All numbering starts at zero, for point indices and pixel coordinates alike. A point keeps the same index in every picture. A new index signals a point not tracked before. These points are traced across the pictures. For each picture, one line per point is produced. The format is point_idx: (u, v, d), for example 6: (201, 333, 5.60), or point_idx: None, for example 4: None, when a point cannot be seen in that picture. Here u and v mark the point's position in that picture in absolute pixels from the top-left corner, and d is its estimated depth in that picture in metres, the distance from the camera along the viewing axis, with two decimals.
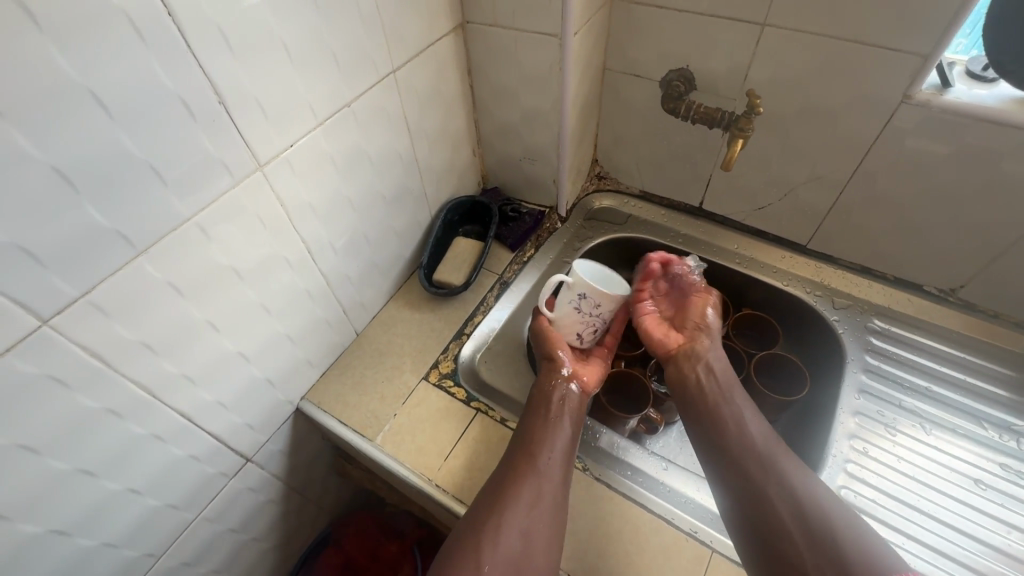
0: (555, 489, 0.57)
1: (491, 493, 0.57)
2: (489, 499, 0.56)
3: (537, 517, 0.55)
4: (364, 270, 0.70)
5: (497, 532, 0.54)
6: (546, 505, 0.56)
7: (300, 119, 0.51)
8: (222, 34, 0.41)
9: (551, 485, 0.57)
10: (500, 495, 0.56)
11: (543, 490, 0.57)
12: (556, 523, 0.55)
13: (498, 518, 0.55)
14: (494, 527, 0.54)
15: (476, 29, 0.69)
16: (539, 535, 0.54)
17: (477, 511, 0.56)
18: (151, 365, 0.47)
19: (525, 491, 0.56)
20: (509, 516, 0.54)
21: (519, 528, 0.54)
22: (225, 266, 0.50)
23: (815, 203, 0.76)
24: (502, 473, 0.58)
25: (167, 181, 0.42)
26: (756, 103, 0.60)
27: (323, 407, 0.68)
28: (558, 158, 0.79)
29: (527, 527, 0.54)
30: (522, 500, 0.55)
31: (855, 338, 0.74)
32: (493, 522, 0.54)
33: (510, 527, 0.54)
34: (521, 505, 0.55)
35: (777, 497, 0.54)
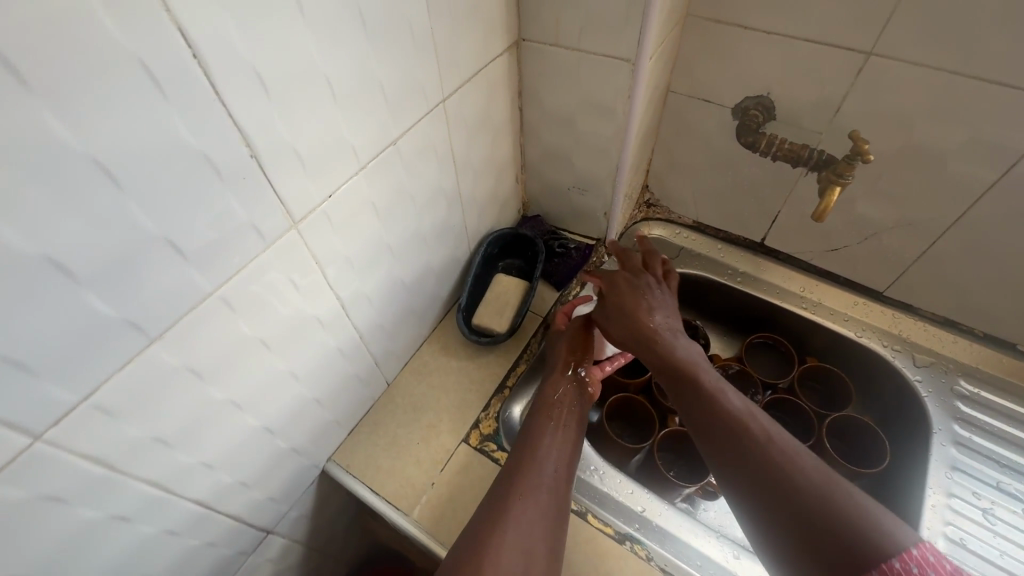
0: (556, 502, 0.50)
1: (486, 510, 0.49)
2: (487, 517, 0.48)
3: (539, 535, 0.47)
4: (399, 317, 0.62)
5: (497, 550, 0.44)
6: (545, 519, 0.48)
7: (342, 165, 0.43)
8: (257, 77, 0.33)
9: (551, 498, 0.50)
10: (500, 508, 0.48)
11: (542, 503, 0.49)
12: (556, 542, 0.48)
13: (499, 534, 0.46)
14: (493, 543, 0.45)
15: (532, 48, 0.60)
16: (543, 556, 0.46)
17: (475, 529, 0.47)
18: (163, 459, 0.40)
19: (525, 504, 0.49)
20: (512, 531, 0.46)
21: (523, 545, 0.45)
22: (251, 338, 0.42)
23: (900, 249, 0.68)
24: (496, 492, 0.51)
25: (187, 255, 0.34)
26: (865, 149, 0.52)
27: (351, 471, 0.61)
28: (612, 190, 0.71)
29: (527, 546, 0.45)
30: (524, 513, 0.48)
31: (941, 404, 0.66)
32: (492, 538, 0.45)
33: (513, 544, 0.45)
34: (525, 514, 0.48)
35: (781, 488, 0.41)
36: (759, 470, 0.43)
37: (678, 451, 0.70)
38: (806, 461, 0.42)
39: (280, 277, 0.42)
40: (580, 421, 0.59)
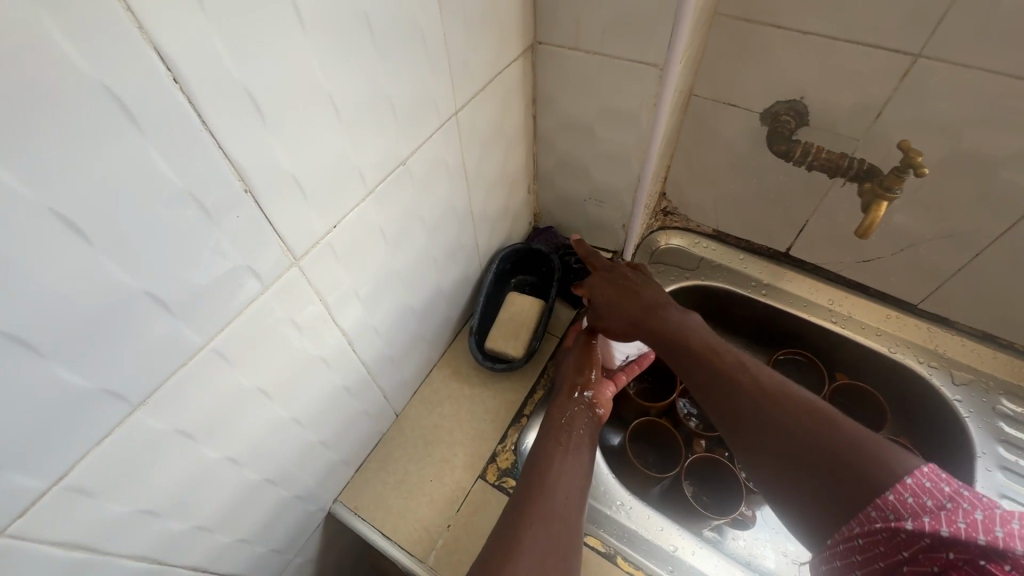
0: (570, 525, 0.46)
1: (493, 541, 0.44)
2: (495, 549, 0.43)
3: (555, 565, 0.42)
4: (408, 344, 0.58)
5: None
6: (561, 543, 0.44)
7: (348, 191, 0.38)
8: (251, 100, 0.28)
9: (565, 521, 0.46)
10: (508, 537, 0.44)
11: (555, 526, 0.45)
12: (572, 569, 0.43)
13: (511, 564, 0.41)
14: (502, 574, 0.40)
15: (549, 51, 0.55)
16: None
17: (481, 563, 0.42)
18: (151, 530, 0.35)
19: (535, 529, 0.44)
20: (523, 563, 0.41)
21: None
22: (249, 388, 0.38)
23: (939, 262, 0.64)
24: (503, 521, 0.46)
25: (173, 308, 0.30)
26: (918, 161, 0.47)
27: (361, 513, 0.56)
28: (632, 202, 0.67)
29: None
30: (534, 541, 0.43)
31: (984, 425, 0.63)
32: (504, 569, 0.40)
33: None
34: (536, 539, 0.43)
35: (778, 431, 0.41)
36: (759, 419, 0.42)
37: (704, 477, 0.67)
38: (800, 404, 0.42)
39: (280, 319, 0.38)
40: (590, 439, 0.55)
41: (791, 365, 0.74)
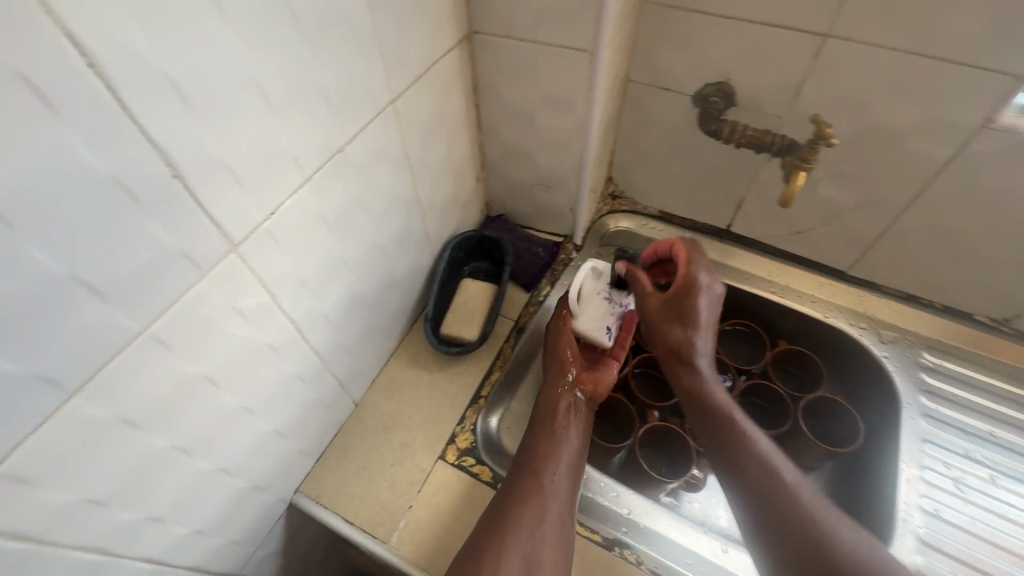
0: (561, 508, 0.52)
1: (487, 521, 0.52)
2: (489, 532, 0.51)
3: (544, 545, 0.50)
4: (362, 333, 0.59)
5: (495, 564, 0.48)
6: (554, 526, 0.51)
7: (284, 178, 0.39)
8: (175, 89, 0.29)
9: (559, 506, 0.53)
10: (499, 522, 0.51)
11: (549, 513, 0.52)
12: (565, 549, 0.51)
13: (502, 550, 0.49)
14: (492, 560, 0.48)
15: (485, 41, 0.57)
16: (545, 562, 0.49)
17: (477, 541, 0.50)
18: (100, 521, 0.35)
19: (525, 515, 0.51)
20: (510, 544, 0.49)
21: (520, 557, 0.49)
22: (195, 376, 0.38)
23: (862, 230, 0.69)
24: (498, 502, 0.53)
25: (105, 294, 0.30)
26: (828, 133, 0.51)
27: (323, 502, 0.57)
28: (577, 185, 0.69)
29: (527, 557, 0.49)
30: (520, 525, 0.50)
31: (907, 377, 0.68)
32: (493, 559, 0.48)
33: (510, 558, 0.49)
34: (526, 522, 0.51)
35: (792, 516, 0.48)
36: (775, 500, 0.49)
37: (659, 445, 0.69)
38: (791, 494, 0.50)
39: (221, 308, 0.38)
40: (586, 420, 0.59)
41: (735, 336, 0.78)
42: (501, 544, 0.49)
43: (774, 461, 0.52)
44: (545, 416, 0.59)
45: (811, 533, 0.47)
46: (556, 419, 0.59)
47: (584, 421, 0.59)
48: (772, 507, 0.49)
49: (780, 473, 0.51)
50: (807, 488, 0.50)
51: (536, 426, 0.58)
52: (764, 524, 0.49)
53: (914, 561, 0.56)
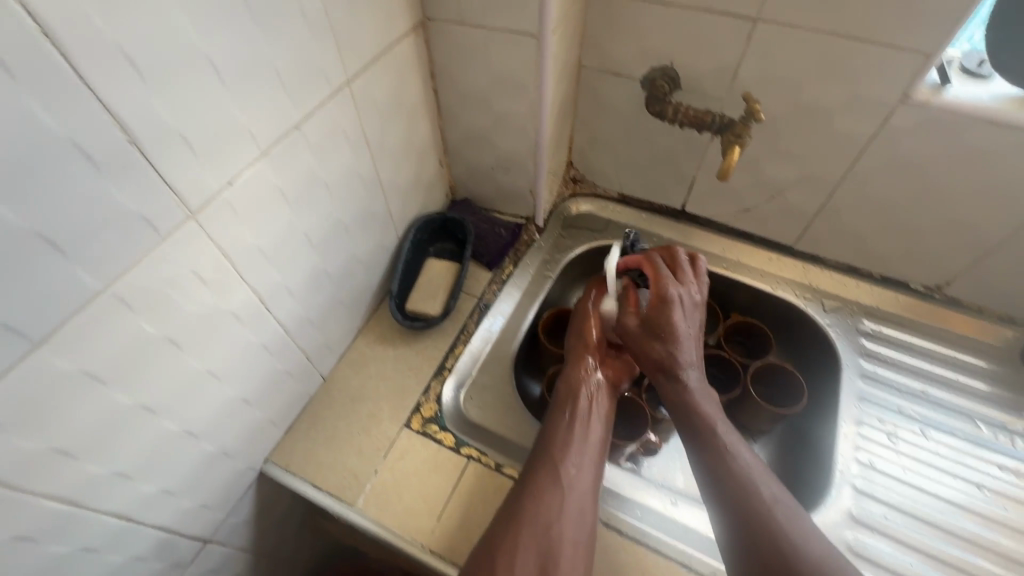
0: (582, 500, 0.53)
1: (505, 510, 0.52)
2: (505, 524, 0.51)
3: (563, 536, 0.50)
4: (328, 308, 0.61)
5: (511, 558, 0.48)
6: (573, 519, 0.51)
7: (240, 151, 0.42)
8: (128, 61, 0.32)
9: (579, 498, 0.53)
10: (516, 511, 0.51)
11: (569, 506, 0.52)
12: (587, 542, 0.51)
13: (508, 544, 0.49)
14: (507, 553, 0.48)
15: (439, 28, 0.60)
16: (562, 555, 0.49)
17: (491, 533, 0.50)
18: (69, 472, 0.38)
19: (544, 505, 0.51)
20: (525, 534, 0.49)
21: (538, 548, 0.49)
22: (159, 337, 0.41)
23: (803, 205, 0.73)
24: (517, 491, 0.53)
25: (67, 251, 0.33)
26: (757, 109, 0.55)
27: (291, 470, 0.59)
28: (535, 167, 0.72)
29: (544, 548, 0.49)
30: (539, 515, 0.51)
31: (848, 342, 0.73)
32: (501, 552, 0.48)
33: (525, 551, 0.49)
34: (541, 515, 0.51)
35: (765, 532, 0.46)
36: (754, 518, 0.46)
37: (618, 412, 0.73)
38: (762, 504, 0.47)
39: (181, 272, 0.41)
40: (606, 410, 0.60)
41: None
42: (518, 534, 0.49)
43: (757, 475, 0.49)
44: (564, 403, 0.60)
45: (784, 551, 0.44)
46: (578, 410, 0.59)
47: (605, 410, 0.60)
48: (748, 523, 0.46)
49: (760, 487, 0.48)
50: (784, 505, 0.47)
51: (557, 417, 0.59)
52: (737, 540, 0.47)
53: (849, 508, 0.60)
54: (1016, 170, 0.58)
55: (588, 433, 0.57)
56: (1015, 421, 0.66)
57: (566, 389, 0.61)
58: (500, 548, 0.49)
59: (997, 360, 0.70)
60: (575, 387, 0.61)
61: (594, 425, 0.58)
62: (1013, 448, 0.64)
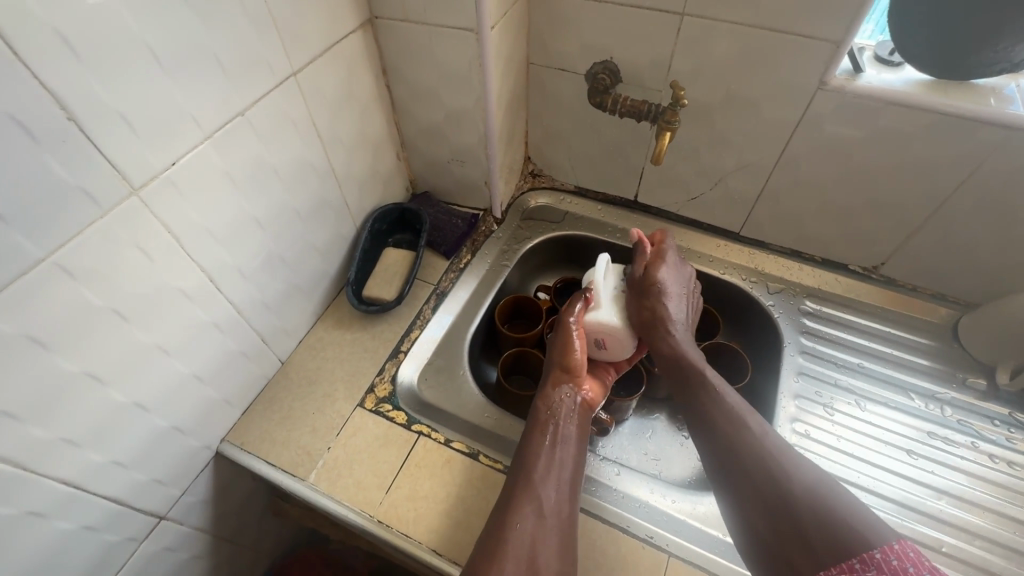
0: (563, 529, 0.50)
1: (482, 545, 0.48)
2: (483, 557, 0.47)
3: (548, 565, 0.47)
4: (283, 293, 0.64)
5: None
6: (557, 547, 0.48)
7: (182, 133, 0.45)
8: (64, 41, 0.35)
9: (561, 526, 0.50)
10: (498, 540, 0.48)
11: (551, 533, 0.49)
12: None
13: (505, 541, 0.48)
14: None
15: (387, 25, 0.64)
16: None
17: (472, 566, 0.46)
18: (13, 434, 0.40)
19: (527, 533, 0.48)
20: (510, 564, 0.46)
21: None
22: (103, 308, 0.43)
23: (744, 191, 0.77)
24: (496, 520, 0.50)
25: (7, 218, 0.35)
26: (681, 95, 0.60)
27: (246, 449, 0.61)
28: (487, 159, 0.76)
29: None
30: (523, 543, 0.47)
31: (789, 321, 0.76)
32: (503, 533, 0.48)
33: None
34: (525, 543, 0.48)
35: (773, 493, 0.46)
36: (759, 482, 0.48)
37: None
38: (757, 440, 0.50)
39: (126, 246, 0.43)
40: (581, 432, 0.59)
41: None
42: (501, 564, 0.45)
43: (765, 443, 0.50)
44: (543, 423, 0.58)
45: (791, 509, 0.45)
46: (557, 432, 0.57)
47: (582, 435, 0.59)
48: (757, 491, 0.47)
49: (762, 449, 0.50)
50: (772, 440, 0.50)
51: (536, 439, 0.57)
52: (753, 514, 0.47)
53: None
54: (927, 149, 0.62)
55: (569, 456, 0.56)
56: (946, 392, 0.69)
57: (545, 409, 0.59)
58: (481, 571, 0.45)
59: (931, 335, 0.74)
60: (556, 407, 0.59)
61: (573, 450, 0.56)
62: (943, 416, 0.67)
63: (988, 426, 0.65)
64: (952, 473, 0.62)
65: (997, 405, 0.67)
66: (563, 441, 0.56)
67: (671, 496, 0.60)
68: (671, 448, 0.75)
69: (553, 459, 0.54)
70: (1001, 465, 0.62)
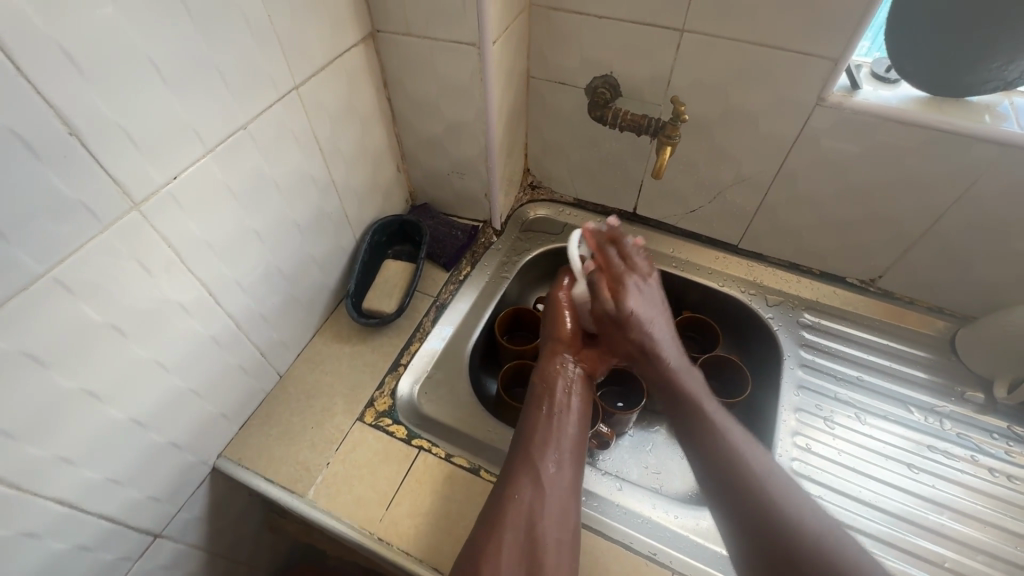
0: (561, 499, 0.53)
1: (487, 512, 0.52)
2: (485, 527, 0.51)
3: (547, 532, 0.50)
4: (282, 305, 0.63)
5: (498, 559, 0.48)
6: (555, 515, 0.52)
7: (184, 146, 0.44)
8: (67, 56, 0.34)
9: (559, 495, 0.53)
10: (500, 511, 0.51)
11: (549, 502, 0.52)
12: (569, 540, 0.51)
13: (500, 530, 0.50)
14: (493, 556, 0.48)
15: (388, 39, 0.64)
16: (547, 553, 0.49)
17: (475, 534, 0.50)
18: (7, 454, 0.39)
19: (526, 504, 0.52)
20: (511, 534, 0.50)
21: (523, 547, 0.49)
22: (102, 323, 0.42)
23: (743, 204, 0.77)
24: (498, 492, 0.53)
25: (7, 234, 0.35)
26: (682, 111, 0.60)
27: (244, 464, 0.60)
28: (487, 171, 0.76)
29: (528, 549, 0.49)
30: (522, 514, 0.51)
31: (789, 334, 0.76)
32: (496, 530, 0.50)
33: (511, 551, 0.49)
34: (524, 513, 0.51)
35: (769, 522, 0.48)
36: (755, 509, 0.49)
37: None
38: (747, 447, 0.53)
39: (126, 261, 0.43)
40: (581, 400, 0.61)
41: None
42: (501, 535, 0.49)
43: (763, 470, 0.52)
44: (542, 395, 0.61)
45: (786, 533, 0.47)
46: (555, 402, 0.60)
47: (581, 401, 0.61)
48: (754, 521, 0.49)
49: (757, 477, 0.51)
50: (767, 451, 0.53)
51: (535, 411, 0.59)
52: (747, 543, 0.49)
53: None
54: (925, 165, 0.62)
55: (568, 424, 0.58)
56: (945, 405, 0.69)
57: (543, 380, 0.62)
58: (483, 547, 0.49)
59: (928, 348, 0.74)
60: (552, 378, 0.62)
61: (571, 418, 0.59)
62: (943, 429, 0.67)
63: (987, 439, 0.66)
64: (952, 487, 0.62)
65: (996, 418, 0.68)
66: (561, 410, 0.59)
67: (674, 512, 0.60)
68: (671, 461, 0.75)
69: (550, 429, 0.57)
70: (1001, 479, 0.62)
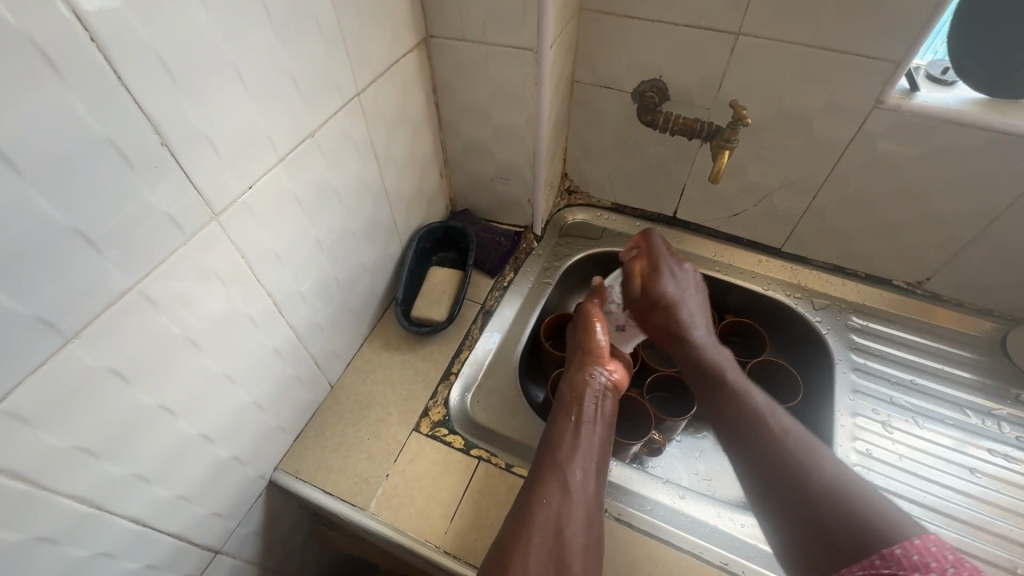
0: (588, 507, 0.51)
1: (514, 516, 0.50)
2: (513, 531, 0.48)
3: (572, 541, 0.48)
4: (337, 314, 0.62)
5: (523, 561, 0.46)
6: (582, 521, 0.49)
7: (259, 155, 0.44)
8: (163, 65, 0.34)
9: (585, 498, 0.51)
10: (524, 516, 0.49)
11: (576, 511, 0.50)
12: (594, 548, 0.49)
13: (526, 537, 0.48)
14: (518, 560, 0.46)
15: (441, 44, 0.63)
16: (573, 562, 0.46)
17: (501, 542, 0.48)
18: (91, 473, 0.38)
19: (553, 509, 0.50)
20: (537, 539, 0.47)
21: (549, 553, 0.47)
22: (180, 337, 0.41)
23: (789, 208, 0.77)
24: (524, 497, 0.51)
25: (100, 248, 0.34)
26: (742, 114, 0.63)
27: (301, 476, 0.59)
28: (532, 176, 0.75)
29: (556, 553, 0.47)
30: (549, 516, 0.49)
31: (838, 337, 0.76)
32: (522, 535, 0.48)
33: (539, 556, 0.46)
34: (550, 519, 0.49)
35: (794, 480, 0.46)
36: (783, 473, 0.47)
37: (622, 413, 0.72)
38: (770, 428, 0.51)
39: (204, 273, 0.42)
40: (609, 425, 0.58)
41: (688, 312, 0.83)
42: (529, 538, 0.47)
43: (788, 440, 0.49)
44: (570, 402, 0.59)
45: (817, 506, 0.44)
46: (583, 413, 0.58)
47: (608, 415, 0.59)
48: (784, 489, 0.46)
49: (784, 443, 0.49)
50: (798, 437, 0.49)
51: (561, 421, 0.57)
52: (780, 513, 0.46)
53: None
54: (983, 167, 0.62)
55: (595, 438, 0.56)
56: (1001, 408, 0.68)
57: (572, 390, 0.60)
58: (513, 549, 0.47)
59: (979, 350, 0.74)
60: (580, 387, 0.60)
61: (596, 428, 0.57)
62: (1001, 432, 0.66)
63: None
64: (1016, 490, 0.62)
65: None
66: (589, 421, 0.57)
67: (740, 520, 0.59)
68: (722, 467, 0.73)
69: (579, 441, 0.55)
70: None
